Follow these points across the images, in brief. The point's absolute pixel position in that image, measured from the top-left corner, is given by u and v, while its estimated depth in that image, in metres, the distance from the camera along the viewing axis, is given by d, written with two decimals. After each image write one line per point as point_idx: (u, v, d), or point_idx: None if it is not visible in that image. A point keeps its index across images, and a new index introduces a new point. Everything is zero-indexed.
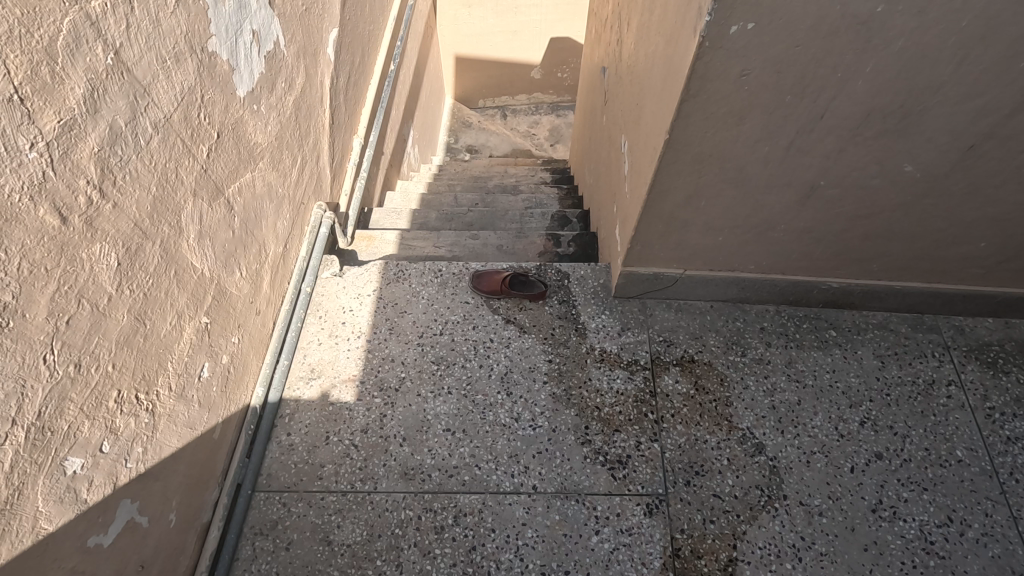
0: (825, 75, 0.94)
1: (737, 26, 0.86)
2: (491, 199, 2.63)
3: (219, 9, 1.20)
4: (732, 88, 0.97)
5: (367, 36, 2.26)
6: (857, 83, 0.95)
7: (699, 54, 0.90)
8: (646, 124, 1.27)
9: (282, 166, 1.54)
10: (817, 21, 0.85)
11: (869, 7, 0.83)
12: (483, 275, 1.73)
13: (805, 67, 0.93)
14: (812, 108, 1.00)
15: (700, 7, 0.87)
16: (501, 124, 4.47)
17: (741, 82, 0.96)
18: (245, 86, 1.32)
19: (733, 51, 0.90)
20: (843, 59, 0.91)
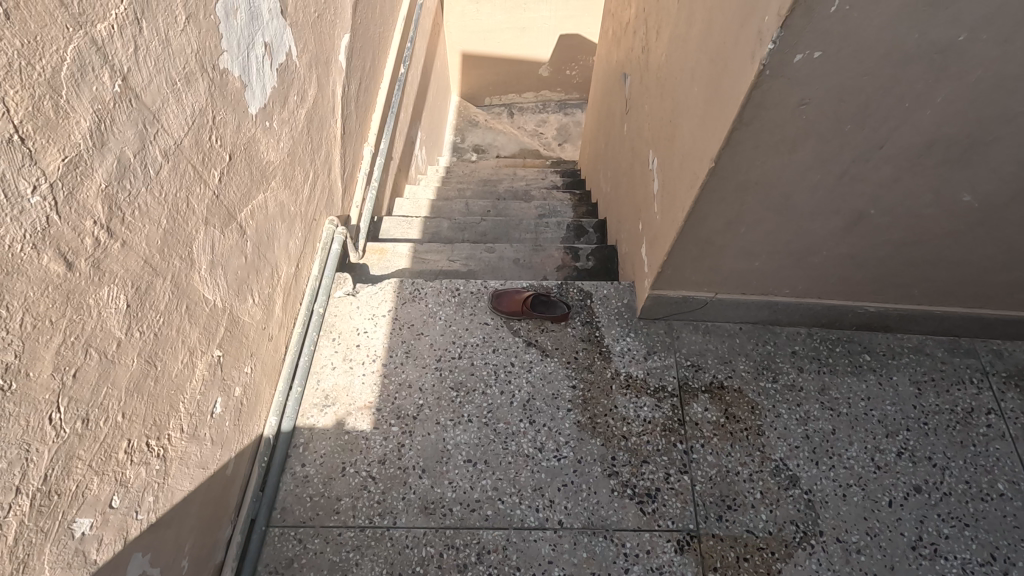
0: (892, 105, 0.86)
1: (802, 54, 0.79)
2: (503, 206, 2.56)
3: (232, 22, 1.12)
4: (788, 116, 0.90)
5: (378, 39, 2.17)
6: (925, 112, 0.88)
7: (758, 82, 0.83)
8: (683, 145, 1.20)
9: (294, 183, 1.47)
10: (890, 49, 0.78)
11: (949, 35, 0.75)
12: (502, 293, 1.66)
13: (871, 95, 0.85)
14: (871, 137, 0.93)
15: (761, 32, 0.80)
16: (508, 123, 4.38)
17: (799, 110, 0.88)
18: (258, 102, 1.25)
19: (795, 78, 0.83)
20: (913, 88, 0.84)
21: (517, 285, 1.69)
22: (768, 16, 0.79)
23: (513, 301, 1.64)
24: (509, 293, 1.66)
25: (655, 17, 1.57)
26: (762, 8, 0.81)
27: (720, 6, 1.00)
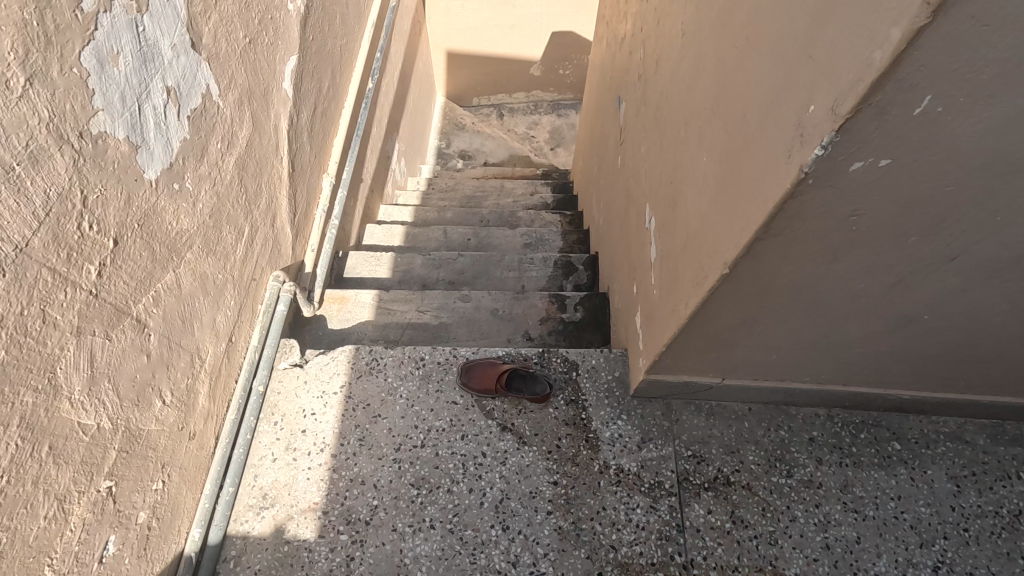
0: (978, 217, 0.62)
1: (863, 161, 0.55)
2: (485, 234, 2.31)
3: (112, 72, 0.87)
4: (833, 227, 0.66)
5: (339, 52, 1.91)
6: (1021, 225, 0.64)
7: (797, 192, 0.59)
8: (686, 223, 0.96)
9: (220, 247, 1.23)
10: (991, 159, 0.54)
11: None
12: (471, 365, 1.43)
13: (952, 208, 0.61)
14: (942, 249, 0.69)
15: (803, 125, 0.56)
16: (498, 126, 4.11)
17: (849, 222, 0.65)
18: (159, 164, 1.01)
19: (848, 187, 0.59)
20: (1013, 200, 0.59)
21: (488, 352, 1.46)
22: (814, 105, 0.55)
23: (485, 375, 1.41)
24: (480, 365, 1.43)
25: (654, 43, 1.32)
26: (804, 90, 0.57)
27: (740, 63, 0.76)
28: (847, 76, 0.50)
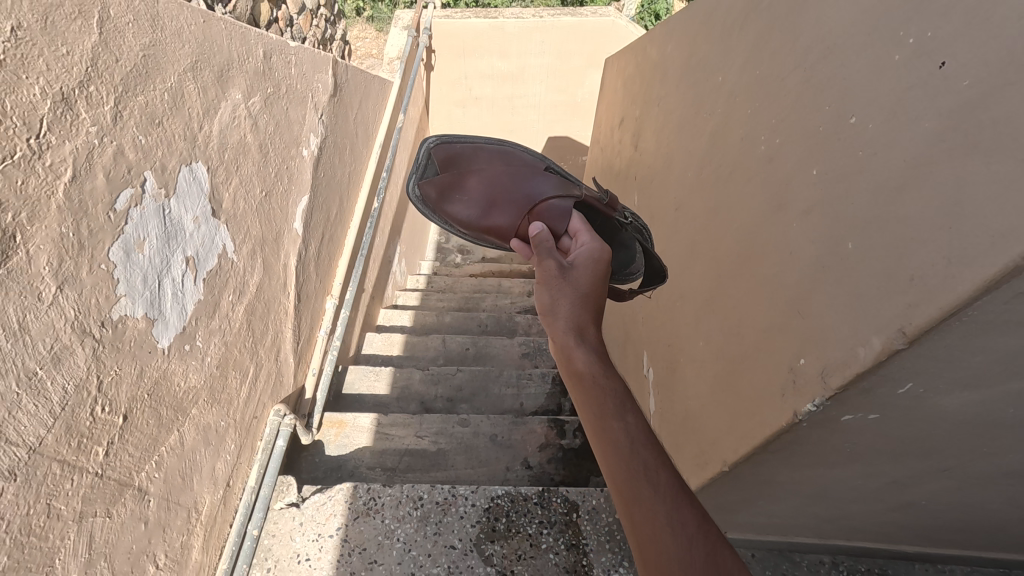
0: (967, 449, 0.66)
1: (854, 413, 0.61)
2: (484, 344, 2.33)
3: (136, 259, 0.91)
4: (830, 449, 0.69)
5: (348, 178, 2.01)
6: (1006, 454, 0.66)
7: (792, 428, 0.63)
8: (710, 373, 0.90)
9: (226, 394, 1.25)
10: (966, 419, 0.58)
11: None
12: (463, 157, 1.49)
13: (937, 443, 0.65)
14: (933, 464, 0.72)
15: (935, 292, 0.51)
16: (496, 220, 4.52)
17: (843, 445, 0.68)
18: (172, 331, 1.03)
19: (838, 428, 0.64)
20: (998, 441, 0.62)
21: (512, 154, 1.48)
22: (955, 278, 0.50)
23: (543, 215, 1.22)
24: (492, 163, 1.45)
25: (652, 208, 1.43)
26: (935, 231, 0.53)
27: (751, 274, 0.84)
28: (1001, 248, 0.47)
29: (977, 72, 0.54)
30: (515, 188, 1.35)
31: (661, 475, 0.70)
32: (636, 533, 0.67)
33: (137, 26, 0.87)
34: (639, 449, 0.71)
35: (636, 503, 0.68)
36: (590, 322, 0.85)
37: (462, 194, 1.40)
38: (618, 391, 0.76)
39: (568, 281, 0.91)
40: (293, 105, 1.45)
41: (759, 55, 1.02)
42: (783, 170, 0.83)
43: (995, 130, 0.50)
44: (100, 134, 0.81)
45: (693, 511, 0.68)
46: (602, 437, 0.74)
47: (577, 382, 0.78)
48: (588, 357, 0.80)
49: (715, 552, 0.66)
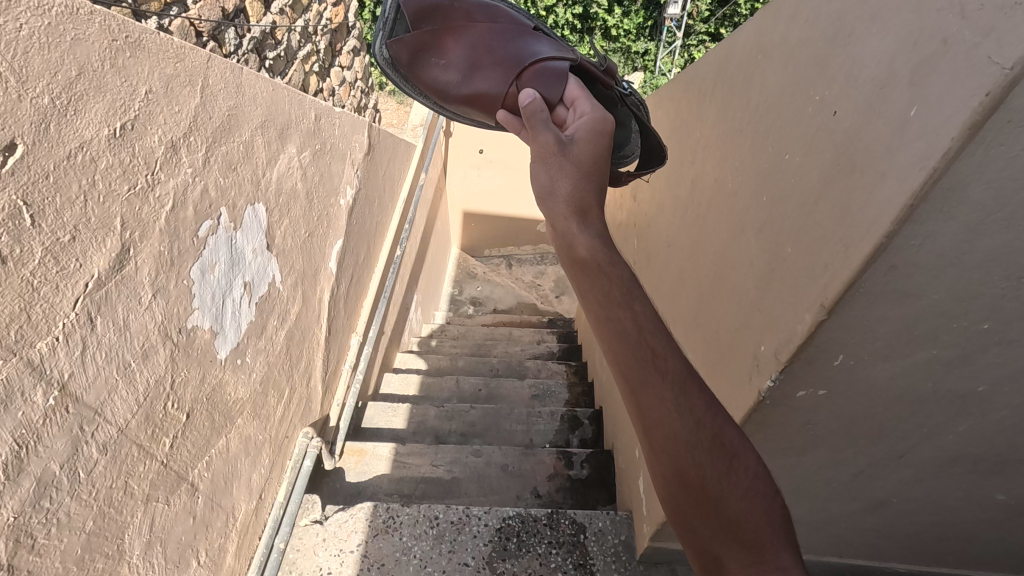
0: (909, 429, 0.80)
1: (805, 390, 0.76)
2: (496, 384, 2.44)
3: (207, 278, 1.08)
4: (794, 431, 0.83)
5: (375, 227, 2.22)
6: (946, 436, 0.80)
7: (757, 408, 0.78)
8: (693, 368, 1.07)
9: (265, 409, 1.38)
10: (898, 395, 0.74)
11: (969, 385, 0.70)
12: (436, 10, 1.48)
13: (885, 424, 0.79)
14: (888, 450, 0.85)
15: (819, 287, 0.69)
16: (507, 274, 4.79)
17: (805, 427, 0.82)
18: (228, 345, 1.18)
19: (796, 407, 0.79)
20: (930, 419, 0.77)
21: (492, 10, 1.48)
22: (830, 273, 0.68)
23: (538, 81, 1.25)
24: (472, 17, 1.45)
25: (648, 246, 1.64)
26: (822, 239, 0.72)
27: (723, 281, 1.02)
28: (851, 249, 0.65)
29: (847, 126, 0.74)
30: (500, 53, 1.37)
31: (669, 363, 0.71)
32: (644, 415, 0.70)
33: (226, 91, 1.09)
34: (647, 338, 0.71)
35: (643, 391, 0.69)
36: (591, 206, 0.84)
37: (443, 58, 1.43)
38: (624, 278, 0.75)
39: (565, 156, 0.90)
40: (334, 160, 1.67)
41: (726, 120, 1.24)
42: (745, 192, 1.03)
43: (856, 166, 0.69)
44: (194, 174, 1.00)
45: (698, 393, 0.71)
46: (608, 330, 0.72)
47: (580, 267, 0.77)
48: (590, 242, 0.78)
49: (720, 432, 0.70)
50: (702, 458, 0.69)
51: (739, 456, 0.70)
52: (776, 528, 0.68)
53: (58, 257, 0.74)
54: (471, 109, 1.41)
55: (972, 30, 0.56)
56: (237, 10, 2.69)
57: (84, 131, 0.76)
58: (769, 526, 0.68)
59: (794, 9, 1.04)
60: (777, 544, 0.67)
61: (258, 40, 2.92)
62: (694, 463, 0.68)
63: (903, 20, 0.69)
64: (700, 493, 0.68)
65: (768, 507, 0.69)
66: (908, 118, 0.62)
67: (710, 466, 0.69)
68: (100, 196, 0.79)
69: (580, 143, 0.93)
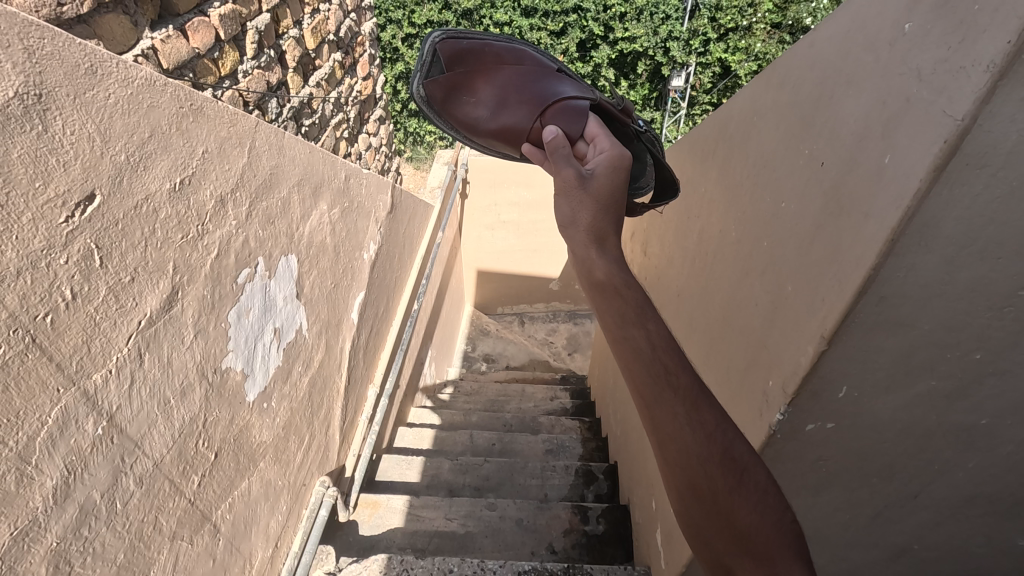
0: (919, 465, 0.91)
1: (814, 423, 0.86)
2: (509, 439, 2.44)
3: (242, 321, 1.14)
4: (809, 470, 0.93)
5: (394, 281, 2.31)
6: (958, 472, 0.92)
7: (770, 443, 0.87)
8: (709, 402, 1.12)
9: (286, 454, 1.40)
10: (908, 427, 0.87)
11: (972, 418, 0.84)
12: (469, 53, 1.63)
13: (904, 460, 0.91)
14: (905, 488, 0.95)
15: (818, 319, 0.80)
16: (519, 331, 4.87)
17: (819, 465, 0.92)
18: (256, 389, 1.23)
19: (810, 443, 0.89)
20: (939, 454, 0.89)
21: (519, 54, 1.62)
22: (828, 302, 0.78)
23: (561, 117, 1.35)
24: (501, 57, 1.61)
25: (659, 291, 1.72)
26: (819, 274, 0.82)
27: (733, 315, 1.09)
28: (843, 281, 0.76)
29: (834, 174, 0.85)
30: (525, 91, 1.48)
31: (681, 379, 0.79)
32: (658, 430, 0.78)
33: (269, 152, 1.20)
34: (660, 354, 0.80)
35: (657, 405, 0.78)
36: (608, 233, 0.93)
37: (473, 96, 1.55)
38: (637, 300, 0.84)
39: (585, 190, 0.97)
40: (360, 217, 1.78)
41: (725, 172, 1.35)
42: (747, 233, 1.13)
43: (844, 209, 0.80)
44: (237, 226, 1.09)
45: (709, 410, 0.79)
46: (626, 348, 0.82)
47: (599, 289, 0.87)
48: (608, 267, 0.88)
49: (730, 447, 0.78)
50: (714, 472, 0.76)
51: (748, 471, 0.77)
52: (785, 540, 0.75)
53: (119, 296, 0.81)
54: (498, 142, 1.53)
55: (929, 90, 0.69)
56: (280, 83, 2.92)
57: (150, 185, 0.85)
58: (777, 538, 0.75)
59: (777, 80, 1.16)
60: (785, 555, 0.73)
61: (297, 108, 3.14)
62: (705, 475, 0.76)
63: (873, 84, 0.82)
64: (713, 505, 0.75)
65: (778, 521, 0.76)
66: (882, 164, 0.74)
67: (722, 480, 0.76)
68: (157, 243, 0.88)
69: (600, 175, 1.01)
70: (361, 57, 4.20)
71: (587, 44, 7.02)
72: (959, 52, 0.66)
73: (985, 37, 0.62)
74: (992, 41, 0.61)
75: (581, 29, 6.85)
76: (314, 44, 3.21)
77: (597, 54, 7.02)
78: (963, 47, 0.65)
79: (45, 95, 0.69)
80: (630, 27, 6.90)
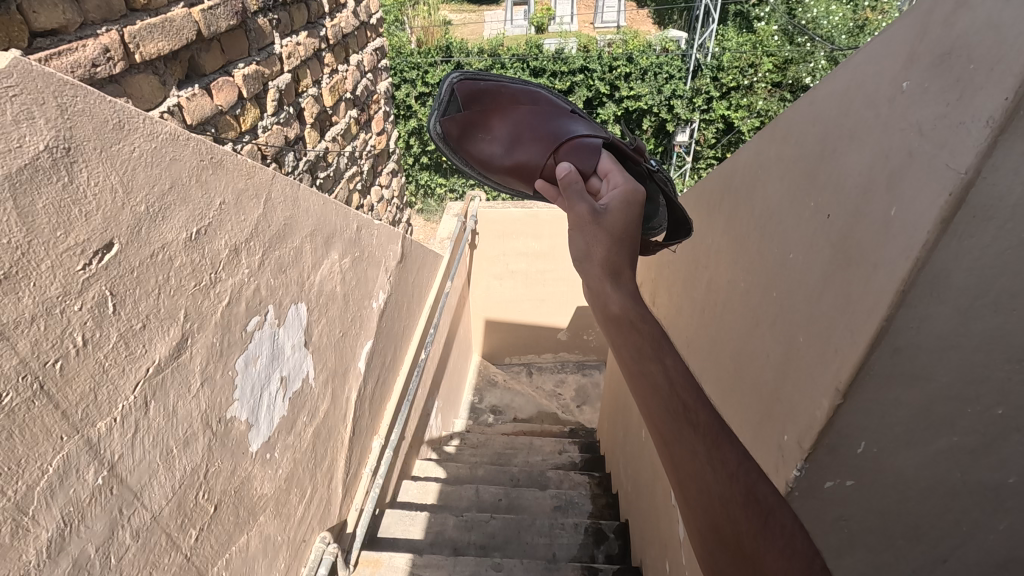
0: (947, 527, 0.87)
1: (832, 480, 0.83)
2: (516, 494, 2.37)
3: (249, 370, 1.14)
4: (831, 531, 0.89)
5: (402, 330, 2.31)
6: (989, 535, 0.88)
7: (789, 499, 0.84)
8: None
9: (287, 507, 1.36)
10: (932, 485, 0.84)
11: (998, 477, 0.81)
12: (485, 93, 1.69)
13: (930, 522, 0.87)
14: (934, 553, 0.90)
15: (832, 372, 0.78)
16: (527, 381, 4.81)
17: (840, 525, 0.88)
18: (259, 439, 1.21)
19: (829, 501, 0.86)
20: (968, 515, 0.86)
21: (534, 96, 1.68)
22: (841, 353, 0.77)
23: (576, 153, 1.37)
24: (517, 97, 1.67)
25: (671, 332, 1.70)
26: (832, 321, 0.81)
27: (746, 352, 1.08)
28: (856, 332, 0.75)
29: (842, 216, 0.86)
30: (539, 130, 1.53)
31: (700, 416, 0.78)
32: (679, 468, 0.77)
33: (284, 204, 1.23)
34: (677, 389, 0.80)
35: (676, 442, 0.77)
36: (623, 267, 0.93)
37: (488, 134, 1.60)
38: (653, 334, 0.85)
39: (600, 225, 0.97)
40: (370, 267, 1.80)
41: (733, 215, 1.36)
42: (757, 270, 1.13)
43: (855, 252, 0.80)
44: (249, 274, 1.10)
45: (731, 448, 0.77)
46: (642, 383, 0.82)
47: (615, 323, 0.87)
48: (623, 300, 0.88)
49: (754, 487, 0.75)
50: (737, 514, 0.73)
51: (775, 514, 0.74)
52: None
53: (130, 342, 0.81)
54: (511, 178, 1.57)
55: (931, 145, 0.70)
56: (297, 138, 3.03)
57: (166, 235, 0.87)
58: None
59: (780, 135, 1.19)
60: None
61: (313, 161, 3.23)
62: (729, 516, 0.73)
63: (875, 138, 0.83)
64: (739, 552, 0.72)
65: (810, 570, 0.71)
66: (889, 216, 0.74)
67: (747, 523, 0.73)
68: (170, 290, 0.89)
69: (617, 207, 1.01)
70: (376, 114, 4.36)
71: (594, 102, 7.28)
72: (957, 109, 0.67)
73: (982, 93, 0.64)
74: (989, 97, 0.62)
75: (587, 88, 7.11)
76: (331, 102, 3.35)
77: (604, 111, 7.26)
78: (960, 103, 0.67)
79: (73, 148, 0.71)
80: (635, 86, 7.15)
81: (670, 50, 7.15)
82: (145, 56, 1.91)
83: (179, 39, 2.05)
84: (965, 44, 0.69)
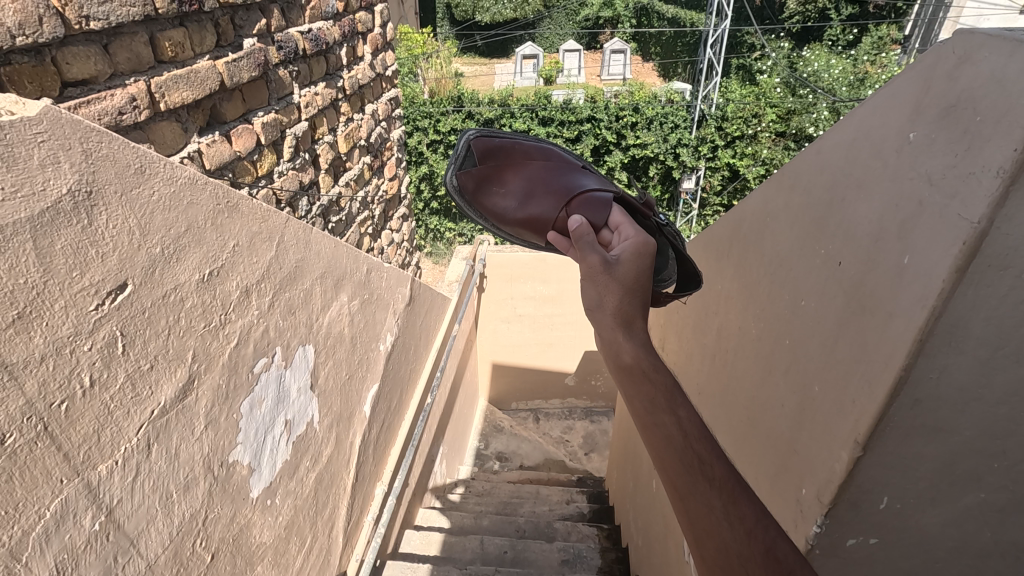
0: None
1: (855, 538, 0.80)
2: (522, 547, 2.29)
3: (254, 412, 1.13)
4: None
5: (408, 373, 2.28)
6: None
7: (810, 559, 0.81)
8: None
9: (286, 557, 1.32)
10: (959, 544, 0.81)
11: None
12: (500, 150, 1.74)
13: None
14: None
15: (850, 424, 0.76)
16: (535, 428, 4.72)
17: None
18: (261, 485, 1.18)
19: (852, 560, 0.82)
20: None
21: (546, 152, 1.72)
22: (859, 405, 0.75)
23: (587, 207, 1.38)
24: (530, 154, 1.71)
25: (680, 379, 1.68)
26: (848, 372, 0.79)
27: (760, 403, 1.06)
28: (873, 383, 0.73)
29: (854, 267, 0.86)
30: (552, 184, 1.55)
31: (716, 470, 0.76)
32: (695, 525, 0.75)
33: (296, 247, 1.24)
34: (691, 441, 0.78)
35: (692, 497, 0.75)
36: (636, 316, 0.92)
37: (502, 188, 1.64)
38: (665, 384, 0.83)
39: (612, 275, 0.96)
40: (379, 309, 1.80)
41: (742, 264, 1.37)
42: (768, 319, 1.12)
43: (868, 303, 0.79)
44: (258, 316, 1.10)
45: (748, 504, 0.75)
46: (655, 434, 0.80)
47: (627, 373, 0.86)
48: (635, 349, 0.88)
49: (773, 547, 0.72)
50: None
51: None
52: None
53: (136, 384, 0.81)
54: (524, 232, 1.58)
55: (941, 195, 0.70)
56: (311, 183, 3.10)
57: (180, 276, 0.88)
58: None
59: (788, 184, 1.20)
60: None
61: (326, 206, 3.30)
62: None
63: (885, 189, 0.84)
64: None
65: None
66: (902, 266, 0.74)
67: None
68: (180, 332, 0.89)
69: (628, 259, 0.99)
70: (388, 160, 4.47)
71: (601, 150, 7.43)
72: (966, 160, 0.68)
73: (991, 145, 0.64)
74: (998, 149, 0.63)
75: (594, 137, 7.28)
76: (345, 148, 3.44)
77: (611, 158, 7.40)
78: (968, 155, 0.68)
79: (94, 192, 0.73)
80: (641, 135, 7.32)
81: (675, 101, 7.34)
82: (169, 104, 1.99)
83: (202, 89, 2.13)
84: (971, 99, 0.71)
